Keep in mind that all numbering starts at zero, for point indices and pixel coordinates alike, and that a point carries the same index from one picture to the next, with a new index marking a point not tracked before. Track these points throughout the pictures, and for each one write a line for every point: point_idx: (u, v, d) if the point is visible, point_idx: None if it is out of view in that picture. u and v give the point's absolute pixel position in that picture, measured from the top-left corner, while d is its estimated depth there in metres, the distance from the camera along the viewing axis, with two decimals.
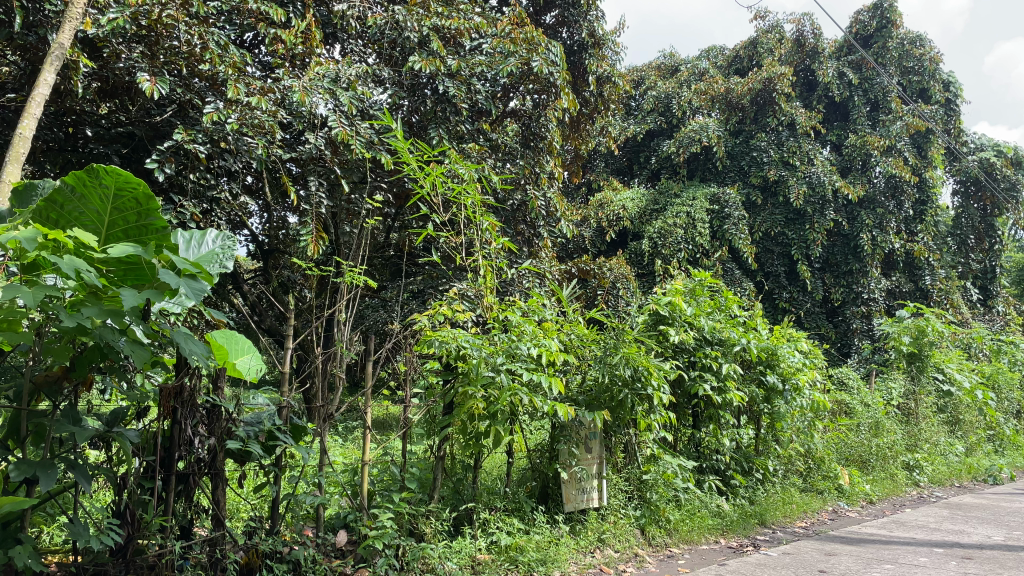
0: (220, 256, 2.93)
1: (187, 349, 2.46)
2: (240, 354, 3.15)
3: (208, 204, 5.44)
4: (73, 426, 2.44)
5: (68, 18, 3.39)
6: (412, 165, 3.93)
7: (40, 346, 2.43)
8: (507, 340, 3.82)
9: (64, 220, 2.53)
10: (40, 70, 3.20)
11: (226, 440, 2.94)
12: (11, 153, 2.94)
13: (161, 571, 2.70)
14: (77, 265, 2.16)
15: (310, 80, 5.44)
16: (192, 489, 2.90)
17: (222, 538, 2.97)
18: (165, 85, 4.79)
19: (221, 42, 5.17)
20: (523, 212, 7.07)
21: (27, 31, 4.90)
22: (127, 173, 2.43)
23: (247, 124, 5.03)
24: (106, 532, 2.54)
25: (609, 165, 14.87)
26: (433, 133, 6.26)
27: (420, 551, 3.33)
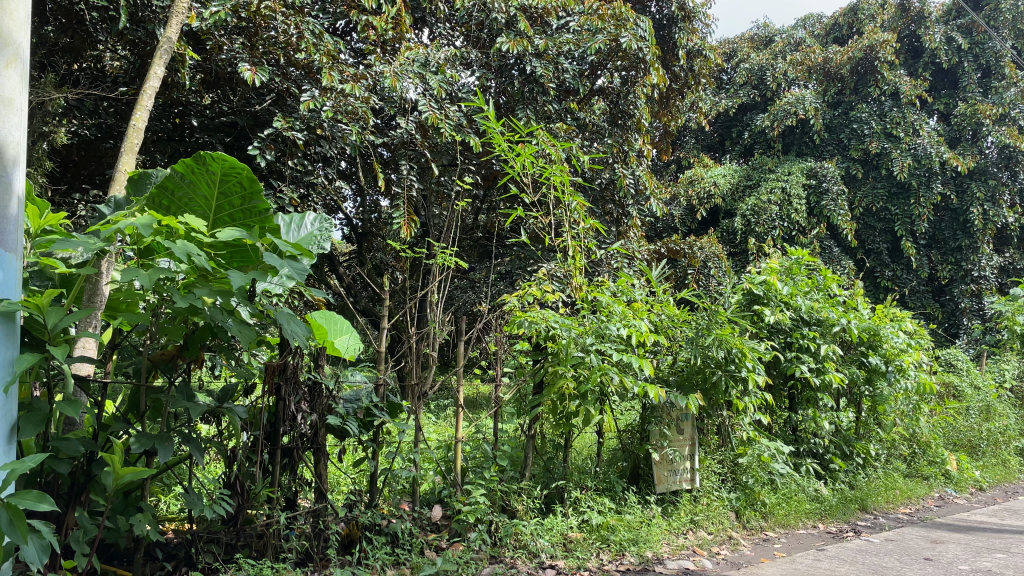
0: (318, 238, 3.22)
1: (290, 330, 2.57)
2: (339, 334, 3.35)
3: (305, 189, 5.63)
4: (188, 401, 2.58)
5: (175, 13, 3.49)
6: (503, 146, 3.89)
7: (156, 325, 2.59)
8: (597, 320, 3.81)
9: (175, 206, 2.69)
10: (150, 64, 3.33)
11: (327, 416, 3.06)
12: (126, 143, 3.05)
13: (269, 540, 2.88)
14: (189, 248, 2.27)
15: (401, 64, 5.50)
16: (296, 462, 3.05)
17: (325, 510, 3.09)
18: (265, 74, 4.98)
19: (315, 31, 5.24)
20: (612, 190, 7.01)
21: (136, 26, 5.15)
22: (232, 159, 2.54)
23: (341, 111, 5.18)
24: (218, 502, 2.71)
25: (700, 140, 14.55)
26: (520, 114, 6.27)
27: (513, 527, 3.40)
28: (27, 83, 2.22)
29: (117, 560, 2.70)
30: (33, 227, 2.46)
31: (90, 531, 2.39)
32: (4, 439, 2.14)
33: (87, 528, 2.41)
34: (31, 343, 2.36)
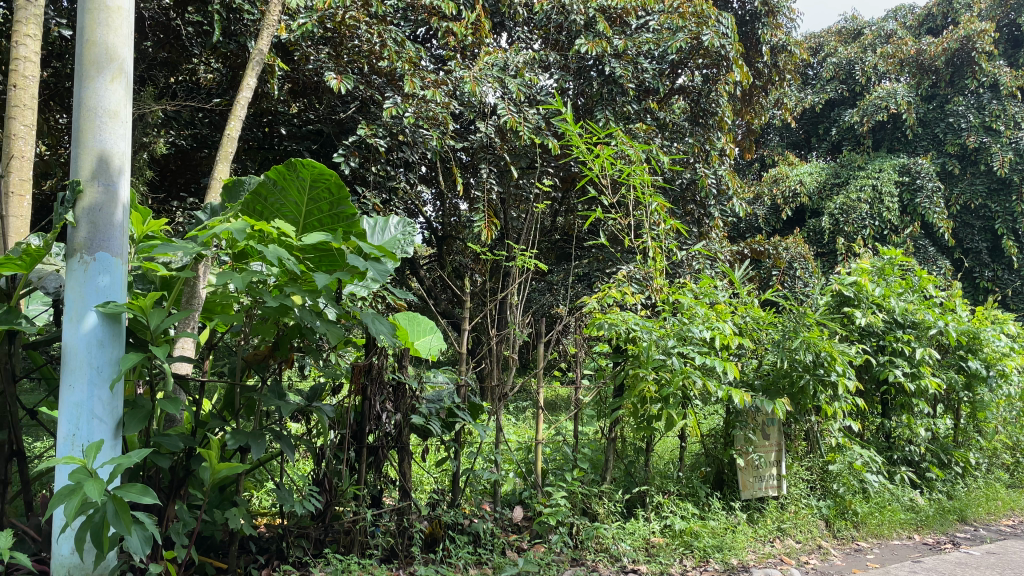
0: (402, 241, 3.29)
1: (375, 330, 2.63)
2: (422, 334, 3.31)
3: (387, 194, 5.68)
4: (279, 400, 2.68)
5: (266, 25, 3.61)
6: (581, 148, 3.82)
7: (249, 325, 2.69)
8: (679, 323, 3.75)
9: (268, 211, 2.79)
10: (243, 76, 3.48)
11: (411, 415, 3.15)
12: (220, 152, 3.21)
13: (356, 536, 2.95)
14: (280, 252, 2.35)
15: (480, 69, 5.55)
16: (381, 461, 3.13)
17: (409, 508, 3.17)
18: (350, 82, 5.10)
19: (397, 39, 5.31)
20: (693, 191, 6.92)
21: (229, 40, 5.39)
22: (321, 165, 2.62)
23: (423, 117, 5.30)
24: (308, 499, 2.79)
25: (784, 138, 14.17)
26: (599, 115, 6.25)
27: (594, 531, 3.39)
28: (132, 96, 2.33)
29: (213, 552, 2.82)
30: (137, 233, 2.59)
31: (189, 524, 2.50)
32: (111, 434, 2.25)
33: (186, 521, 2.52)
34: (135, 343, 2.49)
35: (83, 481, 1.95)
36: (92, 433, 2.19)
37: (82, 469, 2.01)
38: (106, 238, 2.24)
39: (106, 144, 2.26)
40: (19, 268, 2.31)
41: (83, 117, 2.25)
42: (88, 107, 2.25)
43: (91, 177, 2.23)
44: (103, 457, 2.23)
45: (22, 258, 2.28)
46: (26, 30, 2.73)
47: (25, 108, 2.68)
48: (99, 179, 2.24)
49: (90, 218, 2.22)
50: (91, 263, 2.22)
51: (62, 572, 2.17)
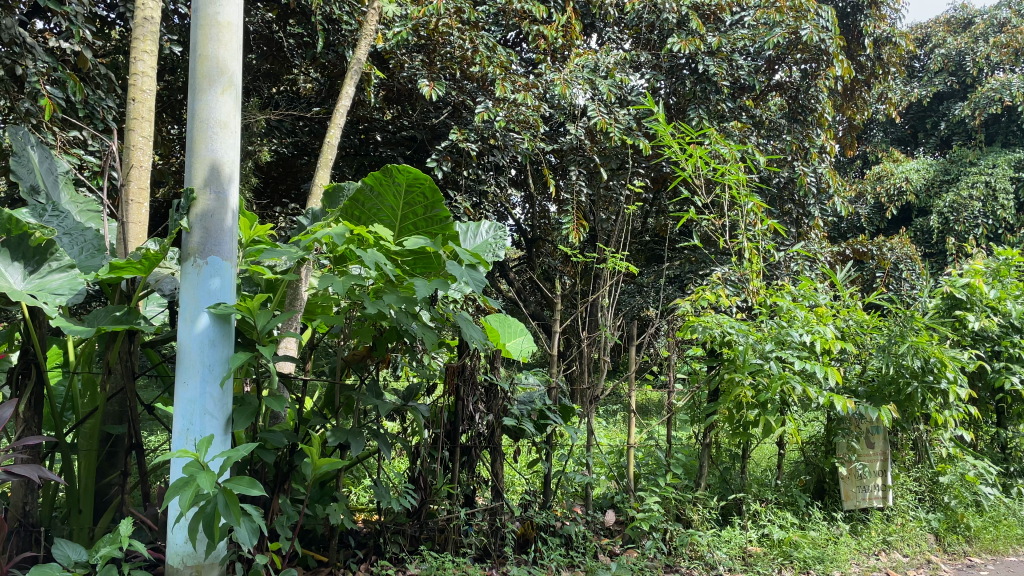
0: (493, 245, 3.34)
1: (468, 335, 2.66)
2: (513, 336, 3.23)
3: (478, 197, 5.80)
4: (377, 399, 2.76)
5: (364, 35, 3.72)
6: (674, 148, 3.72)
7: (348, 327, 2.77)
8: (777, 326, 3.63)
9: (366, 216, 2.88)
10: (342, 85, 3.61)
11: (503, 417, 3.17)
12: (321, 159, 3.37)
13: (450, 535, 3.01)
14: (379, 257, 2.41)
15: (570, 71, 5.55)
16: (474, 461, 3.17)
17: (502, 508, 3.18)
18: (442, 88, 5.18)
19: (490, 44, 5.37)
20: (791, 189, 6.72)
21: (328, 50, 5.58)
22: (416, 170, 2.66)
23: (514, 120, 5.29)
24: (404, 496, 2.87)
25: (889, 134, 13.57)
26: (692, 114, 6.14)
27: (688, 537, 3.31)
28: (240, 107, 2.44)
29: (315, 546, 2.93)
30: (244, 238, 2.71)
31: (292, 517, 2.59)
32: (222, 429, 2.36)
33: (290, 514, 2.61)
34: (243, 343, 2.61)
35: (196, 473, 2.04)
36: (204, 428, 2.31)
37: (195, 463, 2.10)
38: (217, 243, 2.35)
39: (218, 153, 2.37)
40: (139, 271, 2.45)
41: (197, 127, 2.37)
42: (200, 118, 2.37)
43: (204, 185, 2.34)
44: (214, 451, 2.34)
45: (141, 262, 2.41)
46: (144, 46, 2.90)
47: (143, 120, 2.85)
48: (211, 187, 2.35)
49: (203, 224, 2.34)
50: (204, 266, 2.33)
51: (176, 560, 2.28)
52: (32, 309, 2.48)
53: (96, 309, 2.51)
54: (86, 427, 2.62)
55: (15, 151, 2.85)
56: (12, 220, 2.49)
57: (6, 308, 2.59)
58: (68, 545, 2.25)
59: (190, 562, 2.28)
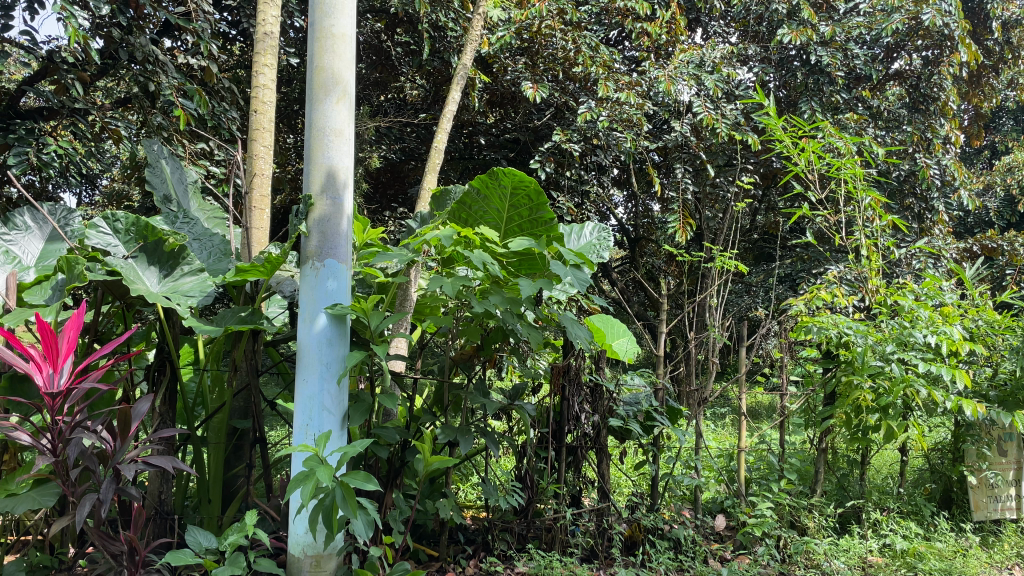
0: (597, 246, 3.33)
1: (573, 334, 2.67)
2: (617, 337, 3.35)
3: (581, 197, 5.81)
4: (484, 398, 2.83)
5: (470, 40, 3.79)
6: (786, 142, 3.56)
7: (456, 327, 2.83)
8: (898, 327, 3.43)
9: (473, 218, 2.93)
10: (449, 91, 3.69)
11: (609, 418, 3.15)
12: (429, 163, 3.47)
13: (556, 534, 3.01)
14: (485, 257, 2.44)
15: (675, 67, 5.46)
16: (580, 461, 3.17)
17: (609, 509, 3.17)
18: (545, 90, 5.20)
19: (593, 44, 5.34)
20: (912, 182, 6.39)
21: (434, 57, 5.72)
22: (521, 172, 2.68)
23: (617, 120, 5.28)
24: (511, 494, 2.92)
25: (1021, 122, 12.68)
26: (804, 107, 5.91)
27: (804, 545, 3.17)
28: (354, 115, 2.53)
29: (425, 540, 3.02)
30: (358, 241, 2.81)
31: (404, 511, 2.68)
32: (339, 425, 2.46)
33: (403, 509, 2.70)
34: (358, 342, 2.71)
35: (315, 467, 2.12)
36: (322, 424, 2.41)
37: (315, 457, 2.19)
38: (334, 246, 2.45)
39: (333, 160, 2.47)
40: (261, 274, 2.58)
41: (314, 136, 2.47)
42: (317, 127, 2.47)
43: (321, 191, 2.45)
44: (332, 446, 2.43)
45: (263, 266, 2.53)
46: (265, 60, 3.06)
47: (264, 131, 3.00)
48: (327, 193, 2.45)
49: (320, 228, 2.44)
50: (322, 268, 2.43)
51: (298, 550, 2.39)
52: (166, 310, 2.65)
53: (224, 310, 2.66)
54: (215, 422, 2.78)
55: (149, 163, 3.06)
56: (148, 227, 2.67)
57: (144, 309, 2.78)
58: (200, 532, 2.38)
59: (310, 551, 2.39)
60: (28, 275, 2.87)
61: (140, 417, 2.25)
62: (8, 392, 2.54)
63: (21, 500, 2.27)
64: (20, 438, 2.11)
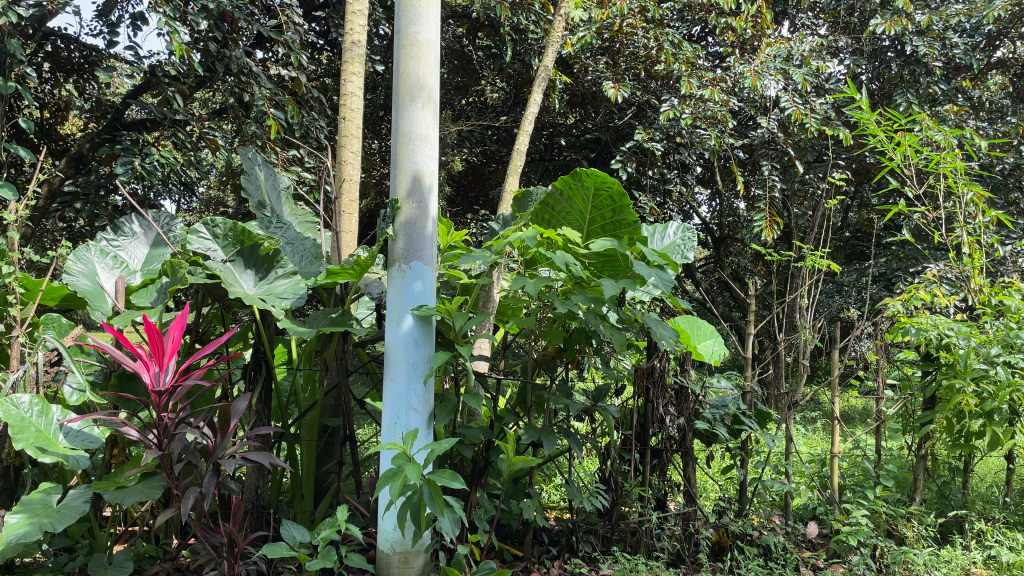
0: (682, 247, 3.28)
1: (658, 334, 2.65)
2: (704, 339, 3.22)
3: (663, 196, 5.75)
4: (567, 399, 2.83)
5: (551, 41, 3.80)
6: (880, 136, 3.41)
7: (539, 328, 2.85)
8: (1004, 328, 3.24)
9: (556, 220, 2.94)
10: (531, 93, 3.71)
11: (695, 420, 3.11)
12: (511, 166, 3.50)
13: (641, 538, 2.98)
14: (568, 258, 2.44)
15: (762, 62, 5.32)
16: (665, 464, 3.15)
17: (695, 514, 3.09)
18: (627, 89, 5.15)
19: (675, 41, 5.27)
20: (1018, 176, 6.07)
21: (515, 59, 5.77)
22: (603, 174, 2.67)
23: (701, 117, 5.16)
24: (595, 496, 2.91)
25: None
26: (899, 99, 5.67)
27: (902, 555, 3.01)
28: (439, 120, 2.57)
29: (510, 540, 3.05)
30: (443, 244, 2.85)
31: (489, 511, 2.71)
32: (426, 424, 2.50)
33: (487, 508, 2.73)
34: (443, 343, 2.75)
35: (404, 465, 2.15)
36: (410, 423, 2.46)
37: (403, 454, 2.22)
38: (419, 249, 2.50)
39: (419, 164, 2.51)
40: (351, 276, 2.65)
41: (400, 142, 2.53)
42: (403, 132, 2.52)
43: (407, 195, 2.50)
44: (419, 445, 2.48)
45: (353, 268, 2.61)
46: (352, 68, 3.14)
47: (352, 137, 3.08)
48: (413, 197, 2.49)
49: (407, 231, 2.49)
50: (408, 271, 2.48)
51: (387, 546, 2.45)
52: (261, 311, 2.76)
53: (316, 311, 2.75)
54: (307, 420, 2.87)
55: (245, 170, 3.19)
56: (244, 232, 2.78)
57: (240, 310, 2.89)
58: (294, 527, 2.46)
59: (399, 548, 2.44)
60: (135, 279, 3.06)
61: (238, 414, 2.35)
62: (118, 389, 2.69)
63: (129, 492, 2.39)
64: (128, 433, 2.23)
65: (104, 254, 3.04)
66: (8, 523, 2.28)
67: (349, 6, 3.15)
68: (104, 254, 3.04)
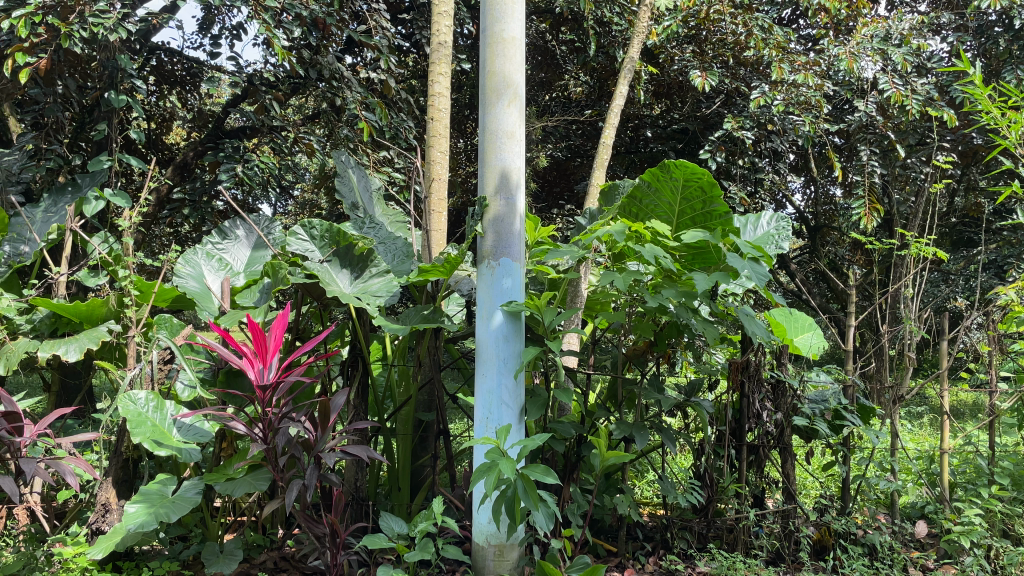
0: (776, 237, 3.19)
1: (751, 330, 2.56)
2: (801, 332, 3.16)
3: (754, 185, 5.60)
4: (659, 394, 2.81)
5: (636, 32, 3.75)
6: (993, 112, 3.17)
7: (629, 323, 2.82)
8: None
9: (644, 212, 2.91)
10: (616, 85, 3.68)
11: (793, 417, 3.00)
12: (598, 159, 3.49)
13: (738, 535, 2.92)
14: (657, 251, 2.41)
15: (858, 42, 5.10)
16: (763, 460, 3.07)
17: (795, 511, 3.00)
18: (715, 77, 5.03)
19: (765, 25, 5.12)
20: None
21: (598, 52, 5.73)
22: (693, 165, 2.62)
23: (794, 103, 5.04)
24: (690, 492, 2.88)
25: None
26: (1009, 75, 5.33)
27: (1020, 556, 2.83)
28: (525, 116, 2.58)
29: (604, 535, 3.06)
30: (530, 240, 2.87)
31: (583, 506, 2.71)
32: (518, 419, 2.52)
33: (581, 503, 2.72)
34: (533, 339, 2.77)
35: (498, 459, 2.16)
36: (502, 418, 2.48)
37: (497, 449, 2.24)
38: (508, 245, 2.51)
39: (506, 161, 2.53)
40: (441, 273, 2.69)
41: (487, 139, 2.55)
42: (490, 130, 2.54)
43: (495, 192, 2.52)
44: (512, 439, 2.50)
45: (443, 266, 2.65)
46: (439, 69, 3.19)
47: (440, 137, 3.13)
48: (501, 194, 2.51)
49: (495, 228, 2.51)
50: (497, 267, 2.50)
51: (483, 539, 2.48)
52: (357, 309, 2.84)
53: (409, 308, 2.81)
54: (402, 415, 2.94)
55: (338, 173, 3.30)
56: (339, 233, 2.87)
57: (337, 309, 2.99)
58: (392, 518, 2.54)
59: (494, 541, 2.47)
60: (238, 280, 3.21)
61: (337, 409, 2.42)
62: (225, 386, 2.83)
63: (238, 484, 2.51)
64: (236, 427, 2.33)
65: (210, 256, 3.19)
66: (128, 512, 2.42)
67: (436, 7, 3.19)
68: (210, 257, 3.18)
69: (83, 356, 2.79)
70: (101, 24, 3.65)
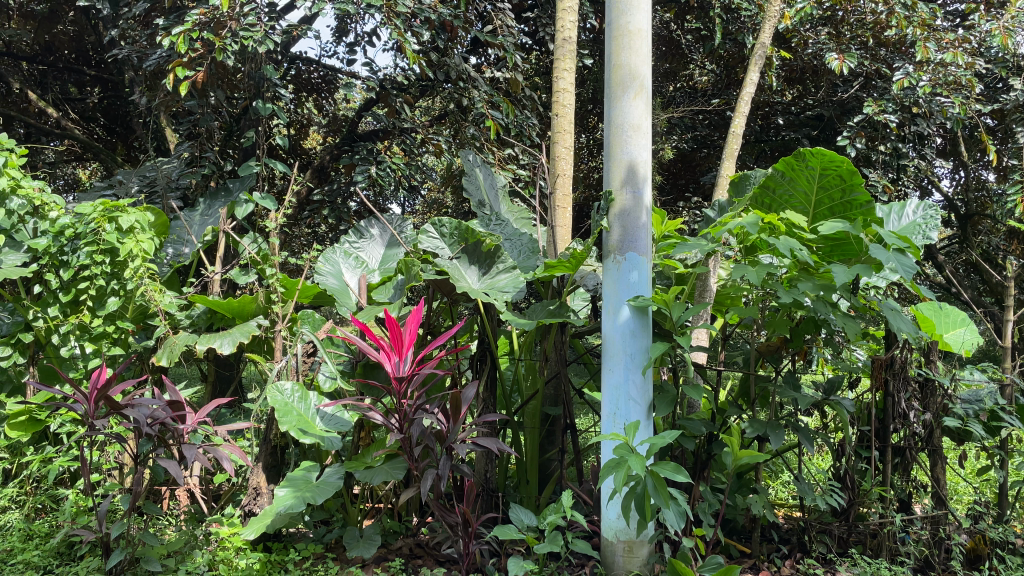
0: (923, 227, 3.00)
1: (896, 324, 2.43)
2: (953, 328, 2.91)
3: (897, 172, 5.28)
4: (795, 392, 2.70)
5: (767, 17, 3.62)
6: None
7: (762, 318, 2.74)
8: None
9: (777, 203, 2.81)
10: (747, 72, 3.57)
11: (943, 416, 2.81)
12: (727, 150, 3.40)
13: (883, 541, 2.76)
14: (793, 243, 2.32)
15: (1014, 15, 4.72)
16: (909, 463, 2.90)
17: (946, 517, 2.81)
18: (854, 59, 4.76)
19: (909, 2, 4.83)
20: None
21: (726, 39, 5.57)
22: (831, 152, 2.51)
23: (941, 83, 4.73)
24: (829, 494, 2.76)
25: None
26: None
27: None
28: (652, 109, 2.54)
29: (737, 535, 2.97)
30: (656, 233, 2.83)
31: (714, 504, 2.65)
32: (646, 415, 2.49)
33: (712, 501, 2.66)
34: (660, 334, 2.73)
35: (626, 455, 2.15)
36: (630, 413, 2.46)
37: (625, 445, 2.22)
38: (634, 239, 2.49)
39: (632, 154, 2.50)
40: (567, 269, 2.70)
41: (613, 133, 2.53)
42: (616, 123, 2.53)
43: (622, 186, 2.50)
44: (640, 436, 2.48)
45: (569, 260, 2.66)
46: (563, 65, 3.20)
47: (565, 133, 3.14)
48: (628, 187, 2.49)
49: (621, 222, 2.49)
50: (624, 261, 2.48)
51: (612, 534, 2.48)
52: (485, 304, 2.90)
53: (535, 303, 2.83)
54: (530, 408, 2.99)
55: (466, 171, 3.37)
56: (467, 230, 2.92)
57: (466, 304, 3.06)
58: (522, 510, 2.58)
59: (623, 536, 2.46)
60: (374, 277, 3.34)
61: (468, 401, 2.47)
62: (363, 378, 2.95)
63: (376, 472, 2.62)
64: (374, 417, 2.43)
65: (347, 255, 3.33)
66: (278, 495, 2.60)
67: (560, 4, 3.22)
68: (347, 255, 3.33)
69: (236, 349, 2.99)
70: (250, 37, 3.91)
